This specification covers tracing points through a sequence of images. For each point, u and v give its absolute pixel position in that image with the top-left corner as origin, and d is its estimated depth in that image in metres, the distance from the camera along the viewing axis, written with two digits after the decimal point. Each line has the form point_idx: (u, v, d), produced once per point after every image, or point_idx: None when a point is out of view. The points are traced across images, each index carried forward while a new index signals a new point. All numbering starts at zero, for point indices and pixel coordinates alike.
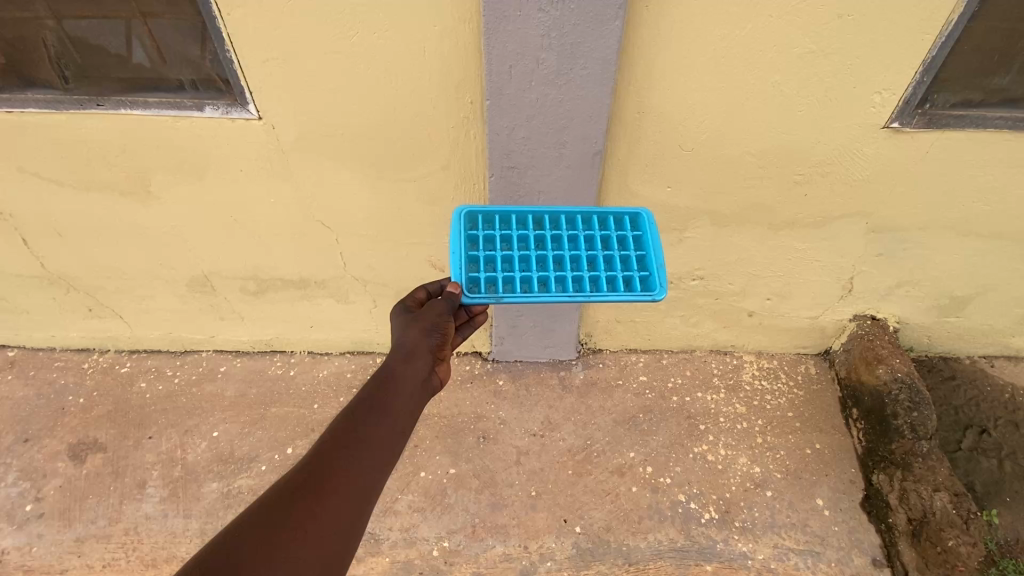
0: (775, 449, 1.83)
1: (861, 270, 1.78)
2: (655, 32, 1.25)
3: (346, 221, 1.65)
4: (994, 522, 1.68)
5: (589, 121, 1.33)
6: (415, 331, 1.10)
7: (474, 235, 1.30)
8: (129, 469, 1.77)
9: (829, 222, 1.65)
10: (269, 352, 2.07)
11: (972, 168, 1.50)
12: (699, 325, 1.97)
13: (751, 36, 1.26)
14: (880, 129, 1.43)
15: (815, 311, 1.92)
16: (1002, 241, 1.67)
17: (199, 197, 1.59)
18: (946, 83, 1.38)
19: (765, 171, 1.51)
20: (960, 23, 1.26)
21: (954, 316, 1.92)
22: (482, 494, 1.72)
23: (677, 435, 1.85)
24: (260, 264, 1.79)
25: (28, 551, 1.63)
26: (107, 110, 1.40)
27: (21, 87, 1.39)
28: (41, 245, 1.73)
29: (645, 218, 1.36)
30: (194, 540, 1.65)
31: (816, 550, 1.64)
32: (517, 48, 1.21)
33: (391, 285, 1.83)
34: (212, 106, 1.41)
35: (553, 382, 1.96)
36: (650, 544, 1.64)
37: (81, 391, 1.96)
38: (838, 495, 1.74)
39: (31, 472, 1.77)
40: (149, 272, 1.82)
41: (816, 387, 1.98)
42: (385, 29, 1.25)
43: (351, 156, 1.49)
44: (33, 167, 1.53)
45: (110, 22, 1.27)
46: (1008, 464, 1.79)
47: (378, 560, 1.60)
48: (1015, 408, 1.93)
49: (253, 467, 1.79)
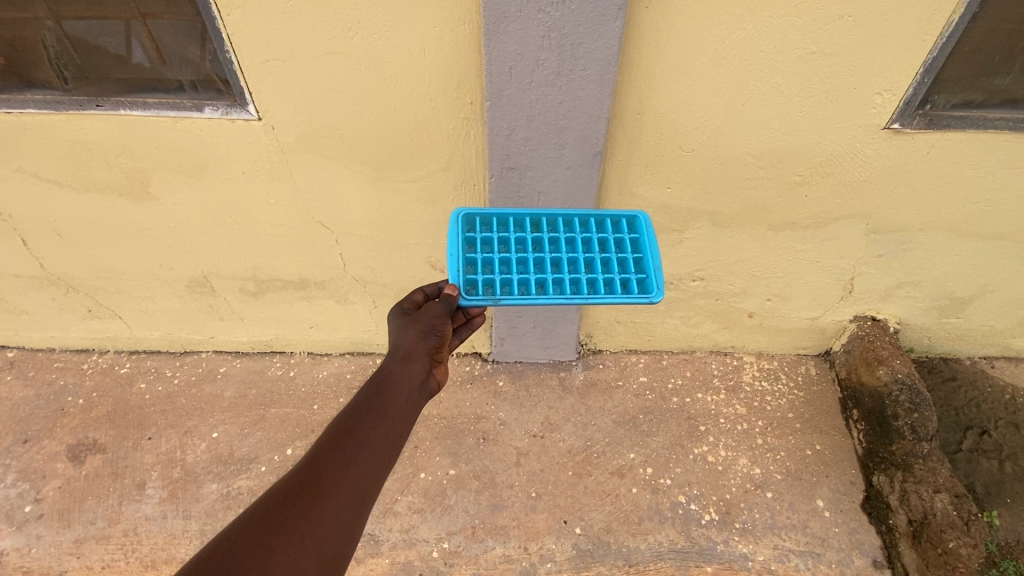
0: (776, 450, 1.83)
1: (861, 270, 1.78)
2: (654, 33, 1.25)
3: (346, 222, 1.65)
4: (994, 524, 1.68)
5: (589, 121, 1.33)
6: (412, 334, 1.10)
7: (472, 237, 1.30)
8: (129, 470, 1.77)
9: (830, 223, 1.65)
10: (268, 352, 2.07)
11: (973, 168, 1.50)
12: (699, 325, 1.97)
13: (751, 37, 1.26)
14: (880, 130, 1.43)
15: (815, 312, 1.91)
16: (1002, 242, 1.67)
17: (199, 197, 1.59)
18: (947, 83, 1.38)
19: (766, 172, 1.51)
20: (961, 24, 1.25)
21: (955, 316, 1.92)
22: (482, 495, 1.71)
23: (677, 436, 1.85)
24: (260, 264, 1.78)
25: (28, 552, 1.63)
26: (107, 110, 1.40)
27: (21, 87, 1.39)
28: (41, 245, 1.73)
29: (642, 220, 1.37)
30: (193, 541, 1.64)
31: (816, 551, 1.64)
32: (517, 48, 1.20)
33: (391, 286, 1.83)
34: (212, 106, 1.40)
35: (553, 382, 1.96)
36: (650, 546, 1.63)
37: (81, 391, 1.96)
38: (838, 496, 1.74)
39: (31, 473, 1.77)
40: (149, 273, 1.81)
41: (817, 388, 1.98)
42: (385, 30, 1.25)
43: (351, 157, 1.49)
44: (33, 168, 1.52)
45: (110, 22, 1.27)
46: (1009, 465, 1.78)
47: (378, 561, 1.60)
48: (1016, 408, 1.93)
49: (252, 468, 1.78)
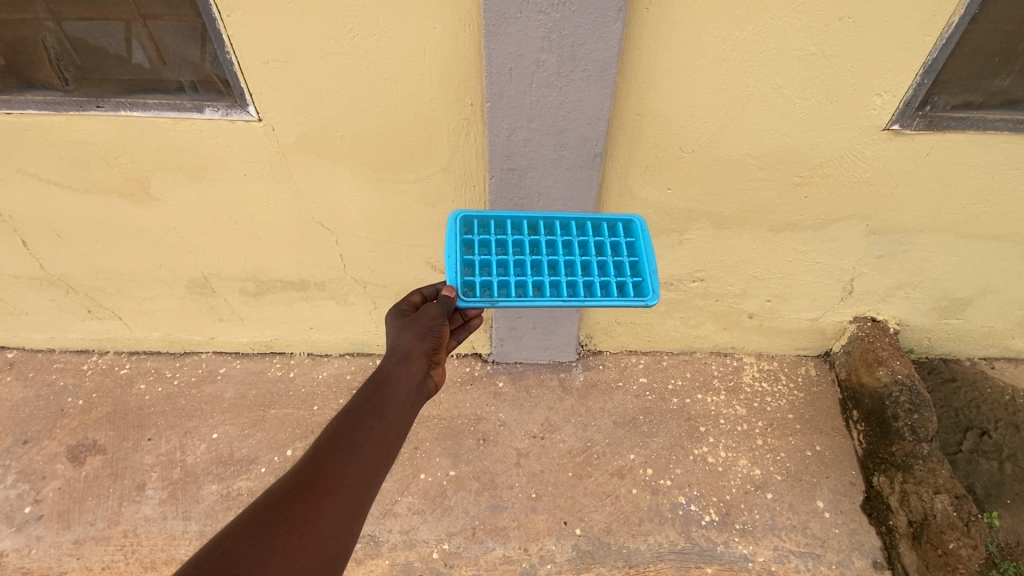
0: (776, 451, 1.83)
1: (861, 271, 1.78)
2: (654, 34, 1.25)
3: (346, 223, 1.65)
4: (995, 525, 1.68)
5: (590, 122, 1.33)
6: (410, 335, 1.10)
7: (470, 239, 1.30)
8: (128, 471, 1.77)
9: (830, 224, 1.65)
10: (268, 353, 2.07)
11: (973, 169, 1.50)
12: (699, 326, 1.97)
13: (751, 38, 1.26)
14: (880, 131, 1.43)
15: (815, 313, 1.91)
16: (1002, 243, 1.67)
17: (198, 197, 1.58)
18: (947, 85, 1.38)
19: (766, 173, 1.51)
20: (961, 26, 1.25)
21: (955, 317, 1.92)
22: (482, 495, 1.71)
23: (677, 437, 1.85)
24: (260, 265, 1.78)
25: (28, 553, 1.63)
26: (107, 111, 1.40)
27: (21, 88, 1.39)
28: (40, 246, 1.72)
29: (639, 224, 1.37)
30: (193, 542, 1.64)
31: (816, 552, 1.64)
32: (517, 50, 1.20)
33: (391, 287, 1.83)
34: (212, 107, 1.40)
35: (553, 383, 1.96)
36: (650, 547, 1.63)
37: (81, 392, 1.96)
38: (838, 497, 1.74)
39: (31, 474, 1.77)
40: (149, 273, 1.81)
41: (816, 389, 1.98)
42: (385, 31, 1.25)
43: (351, 158, 1.49)
44: (33, 168, 1.52)
45: (110, 23, 1.27)
46: (1009, 466, 1.79)
47: (378, 562, 1.60)
48: (1016, 409, 1.93)
49: (252, 469, 1.78)
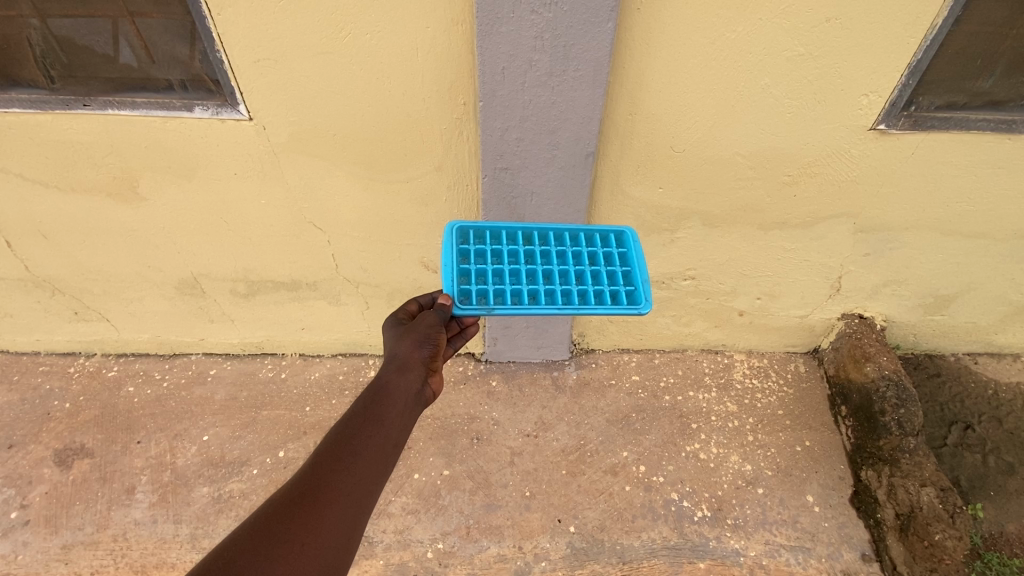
0: (767, 447, 1.85)
1: (849, 269, 1.80)
2: (646, 34, 1.26)
3: (337, 222, 1.64)
4: (979, 516, 1.72)
5: (582, 121, 1.34)
6: (407, 343, 1.09)
7: (466, 249, 1.31)
8: (118, 474, 1.75)
9: (818, 222, 1.67)
10: (260, 354, 2.05)
11: (957, 169, 1.53)
12: (690, 324, 1.98)
13: (741, 39, 1.28)
14: (867, 130, 1.46)
15: (804, 310, 1.94)
16: (984, 240, 1.70)
17: (188, 197, 1.57)
18: (932, 85, 1.40)
19: (755, 172, 1.53)
20: (945, 27, 1.28)
21: (939, 313, 1.95)
22: (476, 494, 1.72)
23: (670, 434, 1.86)
24: (251, 264, 1.77)
25: (14, 559, 1.60)
26: (94, 110, 1.38)
27: (5, 87, 1.37)
28: (24, 247, 1.70)
29: (630, 235, 1.39)
30: (185, 545, 1.63)
31: (806, 546, 1.66)
32: (509, 50, 1.21)
33: (384, 287, 1.82)
34: (202, 106, 1.39)
35: (546, 382, 1.97)
36: (644, 543, 1.65)
37: (67, 395, 1.93)
38: (828, 491, 1.77)
39: (16, 479, 1.74)
40: (138, 274, 1.79)
41: (805, 385, 2.01)
42: (377, 31, 1.25)
43: (343, 157, 1.48)
44: (16, 168, 1.50)
45: (96, 21, 1.25)
46: (992, 459, 1.83)
47: (372, 563, 1.59)
48: (998, 403, 1.97)
49: (244, 471, 1.77)
